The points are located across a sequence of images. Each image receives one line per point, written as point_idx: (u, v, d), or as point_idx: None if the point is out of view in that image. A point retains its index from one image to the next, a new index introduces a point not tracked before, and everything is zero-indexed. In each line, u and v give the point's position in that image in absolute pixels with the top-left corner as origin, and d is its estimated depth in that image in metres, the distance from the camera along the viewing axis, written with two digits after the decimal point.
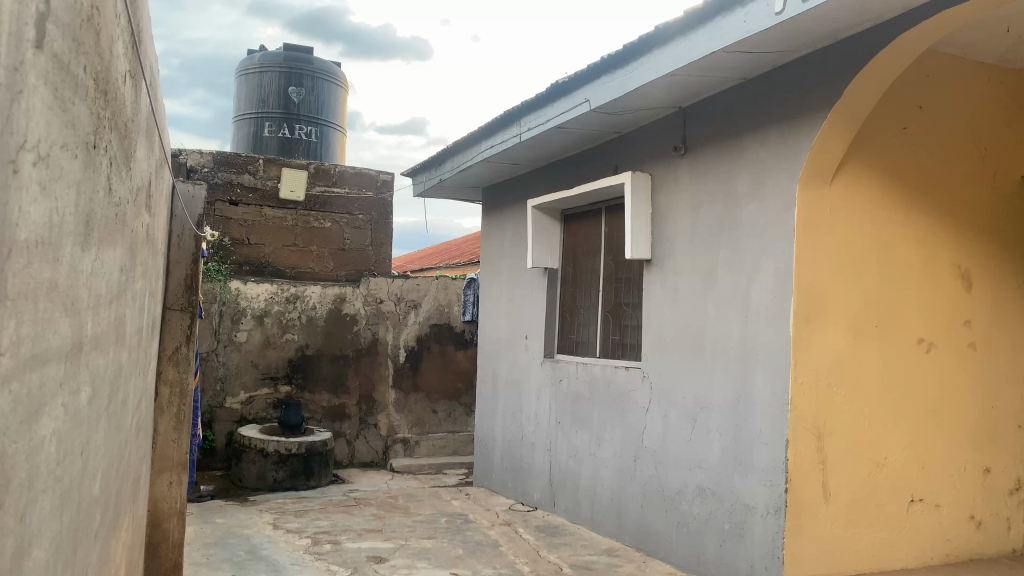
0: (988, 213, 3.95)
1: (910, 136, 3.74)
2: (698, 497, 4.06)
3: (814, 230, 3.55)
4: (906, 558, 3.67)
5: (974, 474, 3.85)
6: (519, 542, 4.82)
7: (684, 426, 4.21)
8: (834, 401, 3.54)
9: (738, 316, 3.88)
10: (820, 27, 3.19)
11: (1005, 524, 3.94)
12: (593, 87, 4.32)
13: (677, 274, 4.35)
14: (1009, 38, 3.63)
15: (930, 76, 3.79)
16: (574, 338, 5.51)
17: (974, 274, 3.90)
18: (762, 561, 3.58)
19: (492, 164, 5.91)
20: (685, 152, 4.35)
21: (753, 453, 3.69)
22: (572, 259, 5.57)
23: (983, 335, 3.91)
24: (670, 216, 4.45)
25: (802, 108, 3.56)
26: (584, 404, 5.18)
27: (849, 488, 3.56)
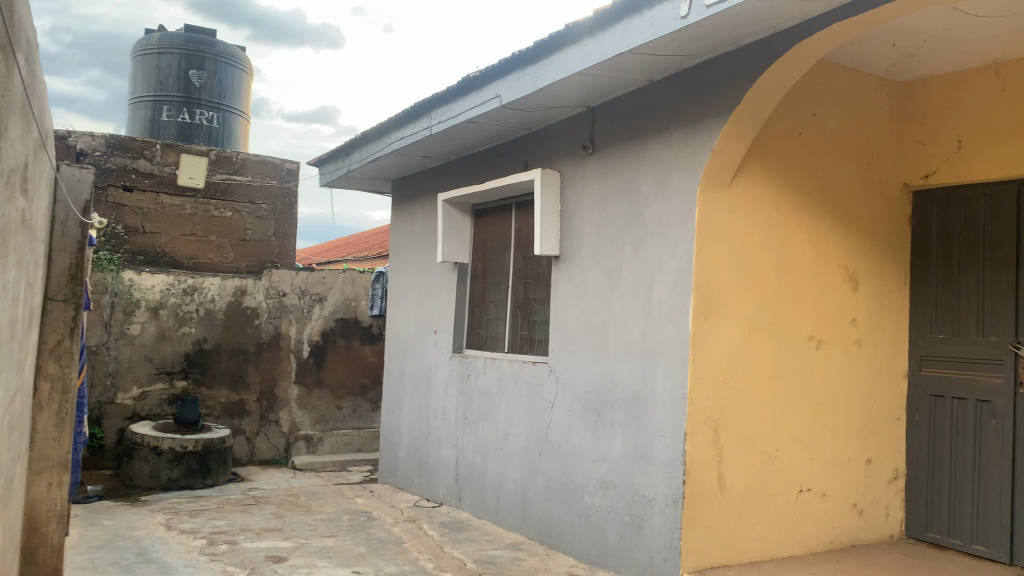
0: (874, 216, 4.17)
1: (803, 141, 3.90)
2: (600, 490, 4.13)
3: (714, 230, 3.66)
4: (794, 546, 3.83)
5: (858, 465, 4.06)
6: (423, 538, 4.78)
7: (588, 420, 4.27)
8: (730, 395, 3.66)
9: (641, 312, 3.96)
10: (723, 34, 3.29)
11: (885, 511, 4.17)
12: (504, 82, 4.32)
13: (584, 271, 4.40)
14: (894, 52, 3.84)
15: (822, 85, 3.96)
16: (483, 333, 5.51)
17: (860, 275, 4.11)
18: (660, 551, 3.67)
19: (401, 156, 5.84)
20: (593, 150, 4.41)
21: (654, 446, 3.78)
22: (482, 254, 5.58)
23: (868, 332, 4.12)
24: (578, 213, 4.50)
25: (705, 111, 3.66)
26: (490, 400, 5.19)
27: (742, 479, 3.68)
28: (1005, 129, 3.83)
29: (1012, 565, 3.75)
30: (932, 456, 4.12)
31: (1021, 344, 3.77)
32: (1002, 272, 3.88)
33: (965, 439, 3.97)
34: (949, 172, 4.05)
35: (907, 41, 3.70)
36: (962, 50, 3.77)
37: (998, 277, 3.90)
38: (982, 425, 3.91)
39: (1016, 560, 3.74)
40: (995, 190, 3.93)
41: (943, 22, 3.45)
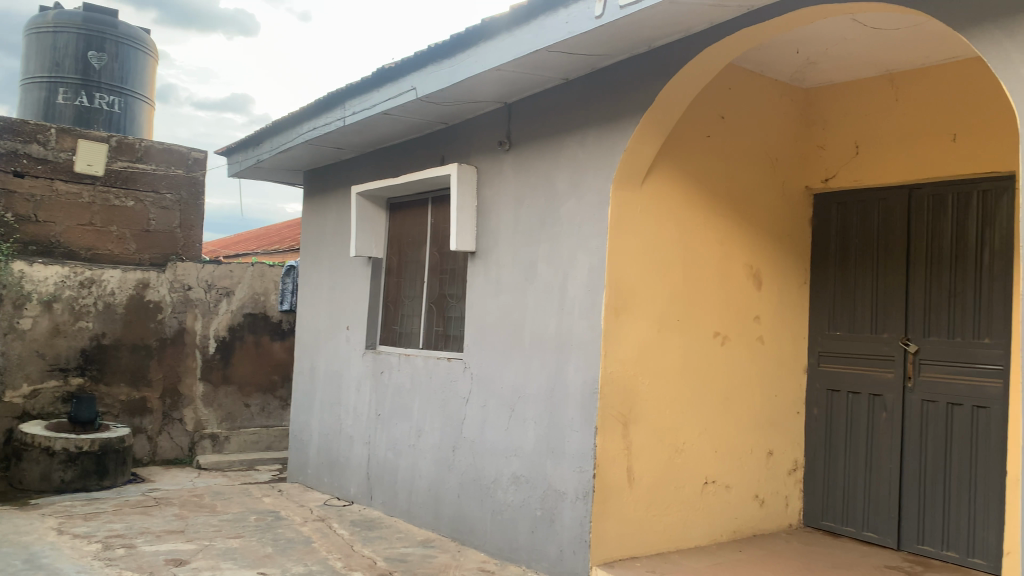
0: (777, 217, 4.32)
1: (712, 143, 4.01)
2: (512, 485, 4.15)
3: (626, 227, 3.72)
4: (698, 536, 3.94)
5: (759, 457, 4.21)
6: (333, 537, 4.69)
7: (501, 416, 4.28)
8: (639, 390, 3.73)
9: (555, 309, 3.99)
10: (636, 34, 3.34)
11: (784, 501, 4.34)
12: (420, 75, 4.27)
13: (500, 267, 4.41)
14: (798, 59, 3.99)
15: (730, 89, 4.09)
16: (397, 329, 5.45)
17: (764, 273, 4.25)
18: (570, 545, 3.71)
19: (313, 147, 5.70)
20: (509, 147, 4.41)
21: (565, 440, 3.81)
22: (397, 249, 5.51)
23: (770, 328, 4.28)
24: (494, 210, 4.50)
25: (619, 110, 3.71)
26: (404, 397, 5.13)
27: (651, 473, 3.76)
28: (898, 136, 4.03)
29: (899, 550, 3.96)
30: (828, 448, 4.31)
31: (910, 341, 3.97)
32: (893, 272, 4.09)
33: (859, 432, 4.16)
34: (847, 177, 4.23)
35: (809, 49, 3.85)
36: (861, 59, 3.95)
37: (890, 277, 4.10)
38: (874, 418, 4.11)
39: (902, 546, 3.95)
40: (888, 195, 4.14)
41: (843, 32, 3.60)
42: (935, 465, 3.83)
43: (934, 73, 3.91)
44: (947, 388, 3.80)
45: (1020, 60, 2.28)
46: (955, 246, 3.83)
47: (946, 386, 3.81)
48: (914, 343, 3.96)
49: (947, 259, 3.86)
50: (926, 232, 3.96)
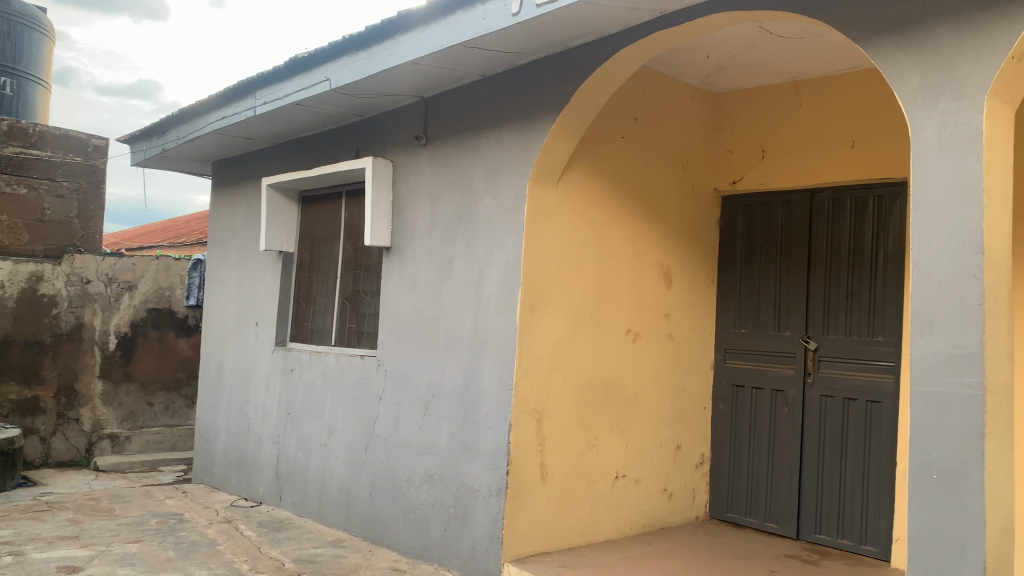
0: (687, 218, 4.44)
1: (626, 144, 4.09)
2: (425, 483, 4.11)
3: (542, 225, 3.75)
4: (609, 530, 4.00)
5: (668, 451, 4.32)
6: (239, 539, 4.56)
7: (415, 413, 4.24)
8: (552, 386, 3.77)
9: (470, 305, 3.98)
10: (553, 33, 3.37)
11: (691, 494, 4.46)
12: (334, 66, 4.19)
13: (415, 263, 4.36)
14: (709, 64, 4.11)
15: (643, 91, 4.17)
16: (309, 326, 5.33)
17: (674, 272, 4.36)
18: (483, 542, 3.71)
19: (222, 137, 5.51)
20: (426, 141, 4.37)
21: (479, 437, 3.81)
22: (309, 244, 5.40)
23: (679, 326, 4.38)
24: (410, 206, 4.45)
25: (535, 109, 3.73)
26: (315, 395, 5.02)
27: (563, 468, 3.79)
28: (801, 142, 4.19)
29: (798, 539, 4.12)
30: (734, 443, 4.45)
31: (810, 338, 4.14)
32: (795, 273, 4.25)
33: (762, 426, 4.32)
34: (753, 180, 4.38)
35: (718, 55, 3.97)
36: (767, 66, 4.09)
37: (792, 278, 4.26)
38: (776, 413, 4.26)
39: (801, 535, 4.12)
40: (792, 199, 4.30)
41: (751, 39, 3.72)
42: (832, 457, 4.00)
43: (835, 82, 4.08)
44: (844, 384, 3.98)
45: (911, 72, 2.40)
46: (853, 249, 4.01)
47: (842, 382, 3.99)
48: (813, 341, 4.13)
49: (845, 260, 4.04)
50: (827, 234, 4.13)
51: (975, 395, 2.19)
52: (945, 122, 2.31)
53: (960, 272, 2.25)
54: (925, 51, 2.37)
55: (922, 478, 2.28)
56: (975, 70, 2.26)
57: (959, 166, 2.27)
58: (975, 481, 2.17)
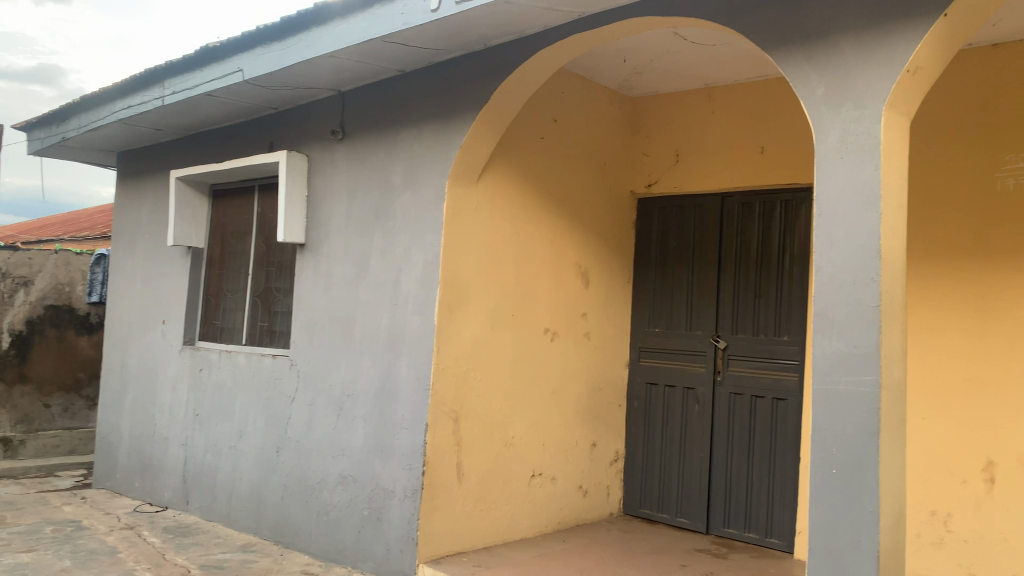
0: (604, 219, 4.50)
1: (546, 144, 4.11)
2: (339, 485, 4.04)
3: (460, 224, 3.72)
4: (524, 529, 4.02)
5: (584, 449, 4.37)
6: (142, 546, 4.38)
7: (329, 414, 4.15)
8: (469, 386, 3.75)
9: (387, 304, 3.92)
10: (473, 31, 3.36)
11: (606, 491, 4.52)
12: (247, 56, 4.06)
13: (330, 260, 4.27)
14: (626, 68, 4.18)
15: (562, 92, 4.21)
16: (218, 324, 5.17)
17: (591, 273, 4.42)
18: (397, 543, 3.67)
19: (127, 126, 5.28)
20: (343, 136, 4.29)
21: (395, 437, 3.76)
22: (220, 240, 5.24)
23: (596, 325, 4.45)
24: (325, 202, 4.36)
25: (454, 106, 3.71)
26: (224, 395, 4.87)
27: (479, 468, 3.79)
28: (713, 146, 4.31)
29: (708, 533, 4.23)
30: (648, 440, 4.53)
31: (720, 338, 4.26)
32: (707, 274, 4.37)
33: (673, 423, 4.42)
34: (668, 183, 4.48)
35: (635, 59, 4.04)
36: (682, 72, 4.19)
37: (703, 279, 4.38)
38: (687, 410, 4.37)
39: (711, 529, 4.23)
40: (704, 202, 4.41)
41: (666, 44, 3.80)
42: (741, 453, 4.12)
43: (746, 90, 4.21)
44: (752, 382, 4.11)
45: (816, 81, 2.49)
46: (761, 252, 4.15)
47: (751, 380, 4.12)
48: (723, 340, 4.25)
49: (754, 262, 4.17)
50: (737, 237, 4.26)
51: (871, 392, 2.29)
52: (847, 130, 2.41)
53: (859, 276, 2.35)
54: (829, 61, 2.46)
55: (822, 472, 2.37)
56: (874, 82, 2.36)
57: (858, 173, 2.37)
58: (871, 475, 2.27)
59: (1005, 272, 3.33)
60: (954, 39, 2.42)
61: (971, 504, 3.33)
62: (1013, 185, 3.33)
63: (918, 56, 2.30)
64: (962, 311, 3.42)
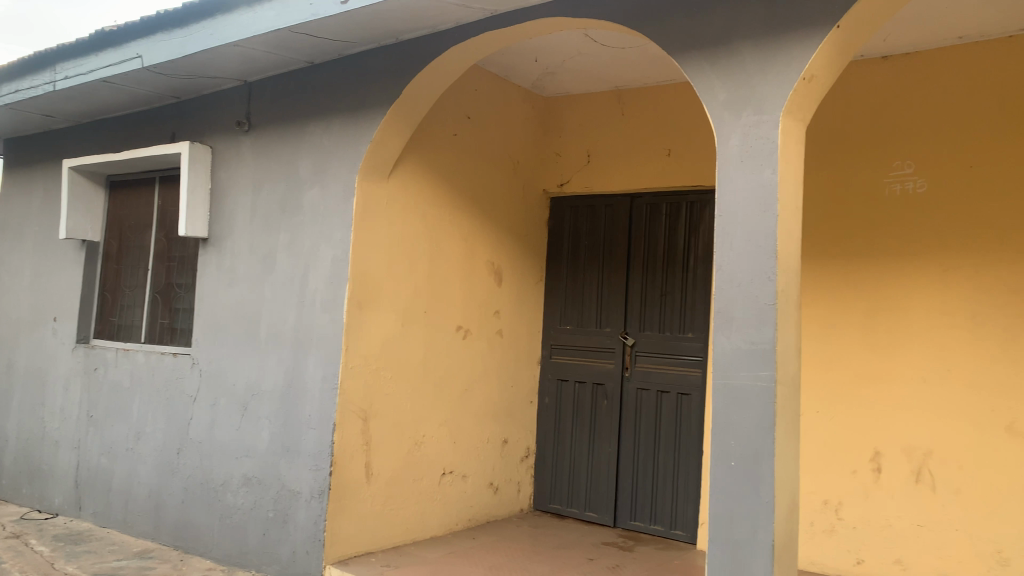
0: (516, 217, 4.53)
1: (458, 141, 4.11)
2: (242, 487, 3.92)
3: (371, 220, 3.67)
4: (434, 527, 4.00)
5: (495, 446, 4.38)
6: (28, 556, 4.14)
7: (232, 415, 4.03)
8: (379, 384, 3.71)
9: (294, 301, 3.83)
10: (384, 24, 3.32)
11: (516, 487, 4.55)
12: (147, 42, 3.89)
13: (235, 256, 4.15)
14: (538, 67, 4.21)
15: (475, 90, 4.21)
16: (115, 322, 4.94)
17: (503, 270, 4.44)
18: (303, 545, 3.58)
19: (16, 111, 4.97)
20: (248, 128, 4.17)
21: (301, 438, 3.68)
22: (117, 233, 5.01)
23: (507, 323, 4.47)
24: (230, 195, 4.22)
25: (364, 100, 3.65)
26: (121, 396, 4.66)
27: (389, 467, 3.75)
28: (623, 147, 4.39)
29: (615, 527, 4.31)
30: (558, 436, 4.59)
31: (628, 335, 4.35)
32: (616, 272, 4.45)
33: (583, 419, 4.49)
34: (579, 183, 4.55)
35: (547, 59, 4.07)
36: (594, 73, 4.25)
37: (612, 277, 4.46)
38: (596, 406, 4.44)
39: (618, 522, 4.30)
40: (614, 202, 4.49)
41: (578, 45, 3.85)
42: (648, 448, 4.22)
43: (654, 93, 4.31)
44: (658, 378, 4.22)
45: (718, 86, 2.57)
46: (667, 251, 4.25)
47: (657, 376, 4.22)
48: (631, 337, 4.34)
49: (661, 262, 4.28)
50: (645, 236, 4.35)
51: (768, 387, 2.38)
52: (746, 134, 2.49)
53: (756, 275, 2.44)
54: (730, 68, 2.55)
55: (721, 466, 2.45)
56: (772, 89, 2.45)
57: (756, 176, 2.46)
58: (766, 467, 2.36)
59: (892, 273, 3.52)
60: (847, 50, 2.54)
61: (859, 493, 3.51)
62: (900, 191, 3.52)
63: (812, 66, 2.41)
64: (853, 310, 3.60)
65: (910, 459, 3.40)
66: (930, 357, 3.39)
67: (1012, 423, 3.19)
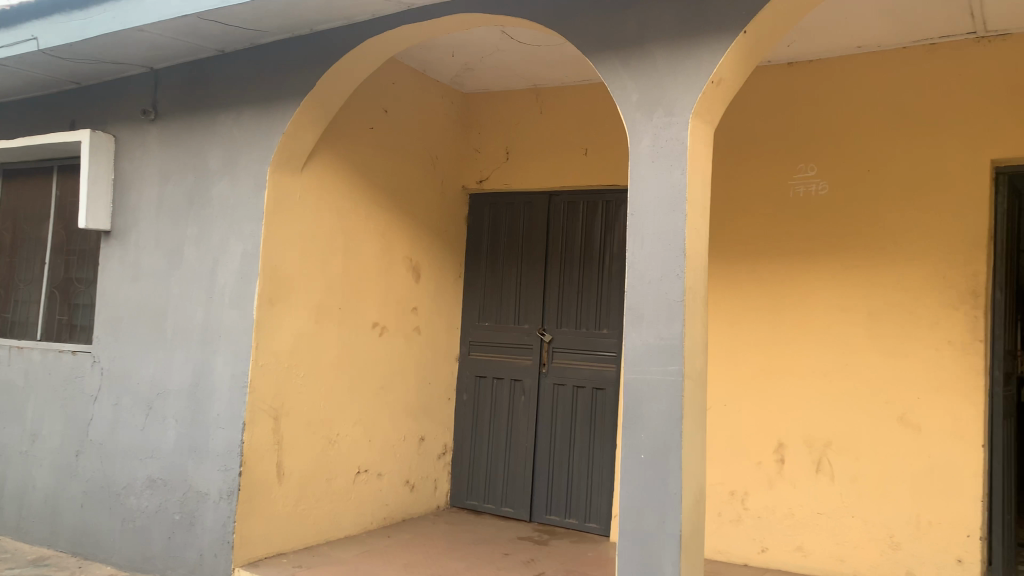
0: (435, 213, 4.51)
1: (374, 135, 4.06)
2: (147, 489, 3.78)
3: (284, 214, 3.59)
4: (349, 525, 3.95)
5: (411, 443, 4.35)
6: None
7: (136, 415, 3.87)
8: (292, 381, 3.63)
9: (202, 297, 3.71)
10: (298, 13, 3.24)
11: (433, 484, 4.54)
12: (43, 24, 3.69)
13: (139, 250, 3.98)
14: (456, 62, 4.20)
15: (393, 83, 4.16)
16: (8, 318, 4.67)
17: (421, 266, 4.42)
18: (210, 548, 3.47)
19: None
20: (154, 117, 4.01)
21: (209, 438, 3.57)
22: (11, 225, 4.75)
23: (425, 319, 4.45)
24: (135, 187, 4.06)
25: (277, 91, 3.56)
26: (15, 396, 4.41)
27: (301, 466, 3.68)
28: (541, 145, 4.43)
29: (531, 521, 4.34)
30: (476, 432, 4.60)
31: (545, 331, 4.39)
32: (533, 269, 4.48)
33: (501, 415, 4.51)
34: (498, 179, 4.57)
35: (465, 54, 4.06)
36: (512, 71, 4.27)
37: (530, 273, 4.49)
38: (514, 402, 4.47)
39: (534, 517, 4.34)
40: (532, 199, 4.52)
41: (496, 42, 3.85)
42: (564, 442, 4.27)
43: (571, 92, 4.36)
44: (574, 373, 4.27)
45: (631, 87, 2.62)
46: (584, 248, 4.31)
47: (574, 371, 4.28)
48: (549, 333, 4.37)
49: (578, 259, 4.33)
50: (562, 233, 4.40)
51: (676, 381, 2.44)
52: (658, 134, 2.54)
53: (666, 272, 2.49)
54: (642, 69, 2.60)
55: (631, 458, 2.50)
56: (682, 91, 2.51)
57: (666, 176, 2.52)
58: (674, 459, 2.42)
59: (795, 272, 3.66)
60: (753, 56, 2.63)
61: (764, 483, 3.64)
62: (803, 192, 3.67)
63: (721, 69, 2.48)
64: (759, 307, 3.73)
65: (811, 450, 3.55)
66: (830, 352, 3.54)
67: (903, 414, 3.36)
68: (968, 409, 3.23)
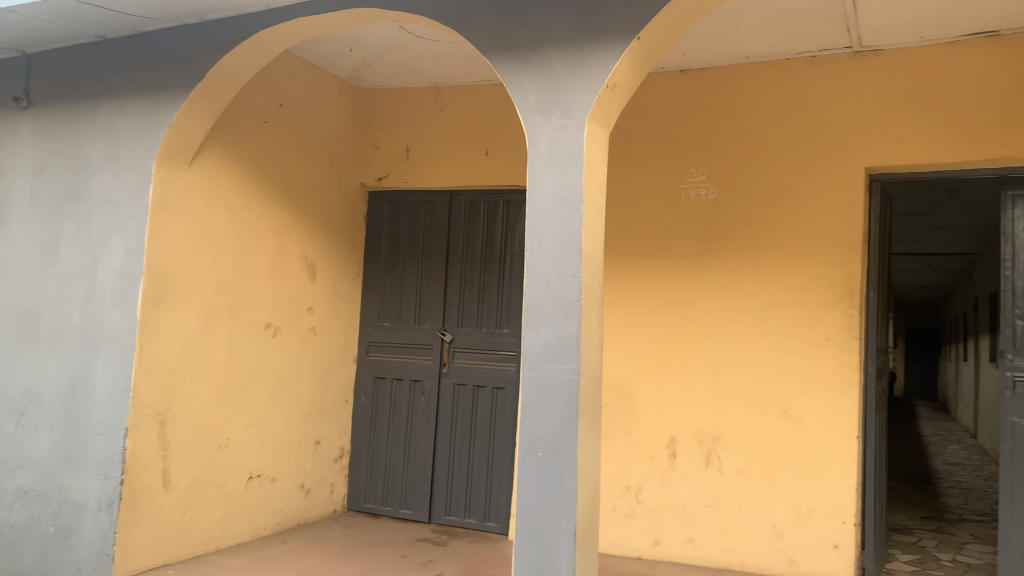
0: (332, 211, 4.42)
1: (268, 129, 3.94)
2: (17, 501, 3.53)
3: (171, 210, 3.43)
4: (240, 532, 3.82)
5: (306, 446, 4.25)
6: None
7: (4, 423, 3.61)
8: (179, 384, 3.48)
9: (80, 297, 3.51)
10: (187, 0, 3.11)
11: (329, 488, 4.44)
12: None
13: (9, 245, 3.72)
14: (354, 58, 4.13)
15: (288, 77, 4.06)
16: None
17: (318, 266, 4.33)
18: (88, 562, 3.28)
19: None
20: (28, 105, 3.76)
21: (88, 445, 3.37)
22: None
23: (321, 320, 4.35)
24: (4, 178, 3.78)
25: (163, 81, 3.40)
26: None
27: (189, 472, 3.53)
28: (441, 144, 4.41)
29: (430, 522, 4.32)
30: (374, 434, 4.54)
31: (446, 330, 4.37)
32: (433, 268, 4.46)
33: (400, 415, 4.46)
34: (397, 177, 4.51)
35: (363, 50, 4.00)
36: (412, 68, 4.23)
37: (430, 273, 4.46)
38: (413, 402, 4.43)
39: (433, 518, 4.31)
40: (432, 198, 4.49)
41: (395, 39, 3.81)
42: (463, 442, 4.27)
43: (471, 92, 4.36)
44: (474, 372, 4.28)
45: (529, 88, 2.64)
46: (484, 248, 4.33)
47: (474, 371, 4.28)
48: (449, 333, 4.36)
49: (478, 258, 4.34)
50: (462, 233, 4.39)
51: (571, 379, 2.47)
52: (555, 136, 2.57)
53: (563, 272, 2.52)
54: (540, 71, 2.62)
55: (529, 456, 2.52)
56: (579, 94, 2.54)
57: (563, 178, 2.55)
58: (570, 456, 2.45)
59: (686, 272, 3.78)
60: (647, 62, 2.70)
61: (658, 477, 3.74)
62: (695, 196, 3.79)
63: (616, 74, 2.53)
64: (653, 306, 3.83)
65: (701, 444, 3.67)
66: (718, 350, 3.68)
67: (786, 409, 3.52)
68: (844, 402, 3.42)
